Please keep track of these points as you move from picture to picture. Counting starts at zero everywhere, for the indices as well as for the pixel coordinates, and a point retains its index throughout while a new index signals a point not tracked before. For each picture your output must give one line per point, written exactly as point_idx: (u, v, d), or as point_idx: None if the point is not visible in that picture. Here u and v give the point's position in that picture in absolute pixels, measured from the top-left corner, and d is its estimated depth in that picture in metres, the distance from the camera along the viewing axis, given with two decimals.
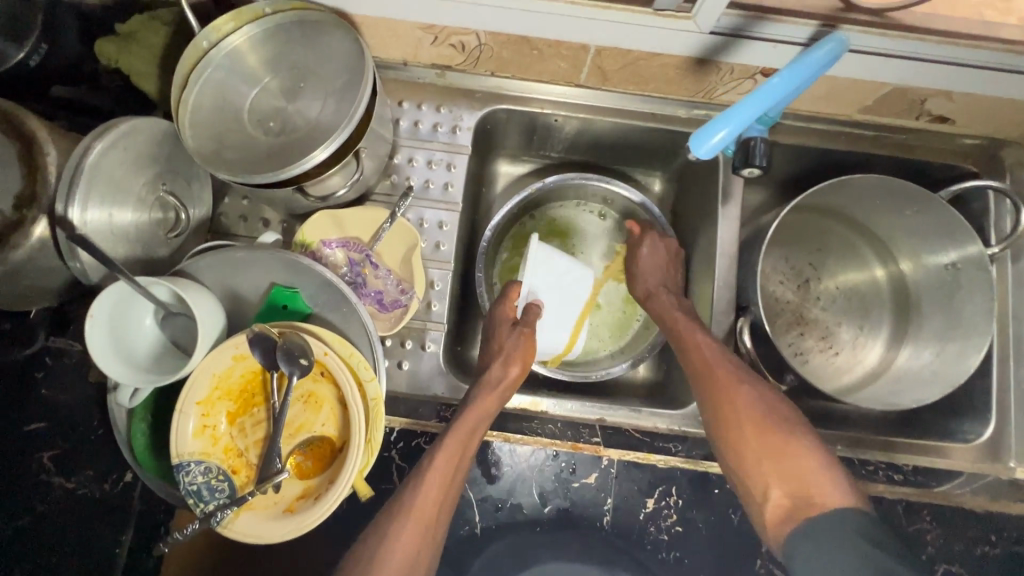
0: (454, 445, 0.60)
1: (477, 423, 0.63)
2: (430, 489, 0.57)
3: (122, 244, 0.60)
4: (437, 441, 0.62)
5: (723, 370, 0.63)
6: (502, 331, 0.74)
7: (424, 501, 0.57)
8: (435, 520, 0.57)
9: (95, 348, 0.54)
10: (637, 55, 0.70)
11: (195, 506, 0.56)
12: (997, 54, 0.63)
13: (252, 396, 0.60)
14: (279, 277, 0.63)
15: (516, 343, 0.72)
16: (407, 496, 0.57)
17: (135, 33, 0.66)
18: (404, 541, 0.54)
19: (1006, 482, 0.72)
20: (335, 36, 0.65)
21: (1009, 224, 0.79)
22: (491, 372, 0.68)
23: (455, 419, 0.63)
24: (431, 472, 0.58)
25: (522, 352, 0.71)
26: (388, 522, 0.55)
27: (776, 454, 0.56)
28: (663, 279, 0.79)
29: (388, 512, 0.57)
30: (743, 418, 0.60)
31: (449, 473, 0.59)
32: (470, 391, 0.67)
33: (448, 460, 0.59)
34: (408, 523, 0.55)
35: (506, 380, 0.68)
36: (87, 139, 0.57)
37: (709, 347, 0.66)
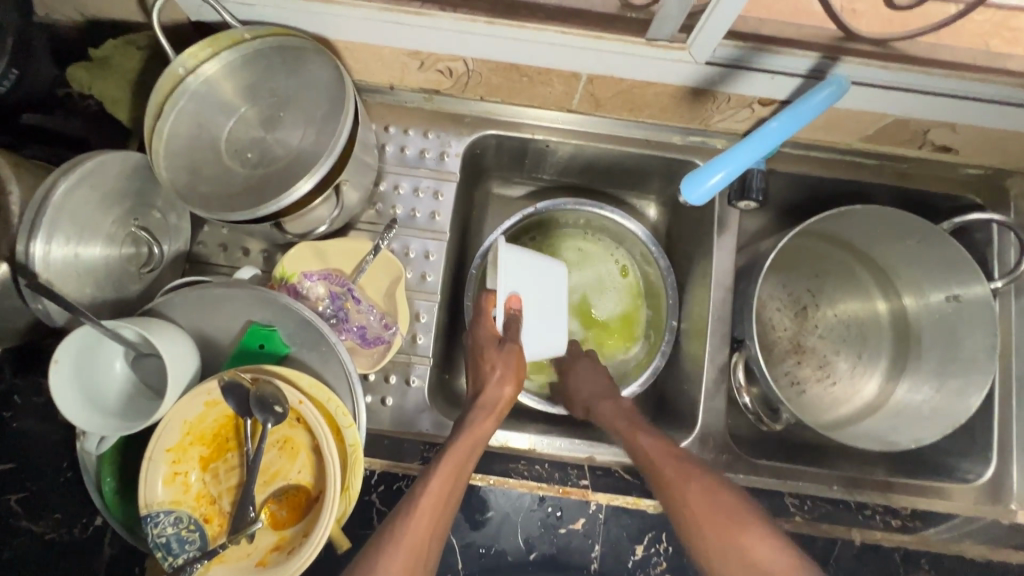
0: (451, 466, 0.57)
1: (472, 446, 0.60)
2: (425, 515, 0.54)
3: (89, 284, 0.58)
4: (431, 463, 0.58)
5: (670, 468, 0.60)
6: (490, 347, 0.69)
7: (417, 528, 0.53)
8: (428, 548, 0.53)
9: (59, 395, 0.51)
10: (630, 83, 0.68)
11: (163, 559, 0.54)
12: (1003, 88, 0.60)
13: (226, 440, 0.57)
14: (257, 314, 0.61)
15: (508, 357, 0.67)
16: (399, 521, 0.53)
17: (109, 58, 0.64)
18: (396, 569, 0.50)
19: (1007, 526, 0.70)
20: (316, 64, 0.62)
21: (1013, 257, 0.77)
22: (487, 394, 0.66)
23: (449, 441, 0.60)
24: (426, 495, 0.55)
25: (516, 372, 0.67)
26: (379, 548, 0.51)
27: (747, 561, 0.52)
28: (594, 380, 0.73)
29: (380, 538, 0.52)
30: (707, 524, 0.55)
31: (444, 498, 0.55)
32: (465, 413, 0.65)
33: (444, 484, 0.56)
34: (402, 549, 0.51)
35: (501, 403, 0.66)
36: (52, 177, 0.55)
37: (653, 446, 0.62)
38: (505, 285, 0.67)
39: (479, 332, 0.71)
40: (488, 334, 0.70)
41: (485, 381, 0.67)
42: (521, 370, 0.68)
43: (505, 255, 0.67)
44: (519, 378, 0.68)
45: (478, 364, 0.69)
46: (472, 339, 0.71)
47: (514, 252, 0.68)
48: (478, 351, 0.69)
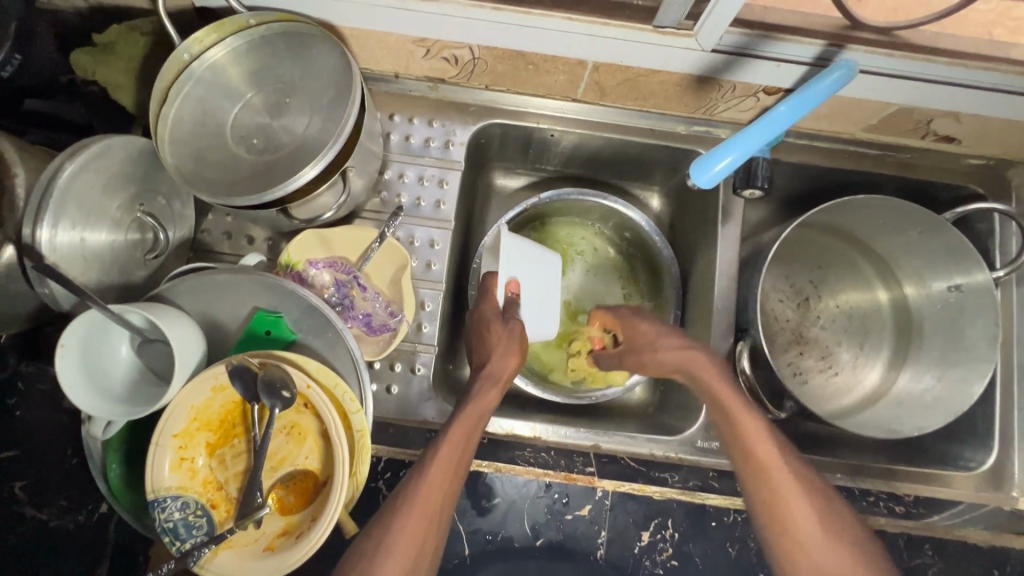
0: (459, 435, 0.58)
1: (480, 415, 0.61)
2: (436, 482, 0.55)
3: (95, 269, 0.57)
4: (439, 432, 0.59)
5: (773, 453, 0.57)
6: (492, 321, 0.68)
7: (428, 495, 0.54)
8: (440, 514, 0.54)
9: (65, 379, 0.51)
10: (636, 72, 0.68)
11: (171, 543, 0.54)
12: (1007, 77, 0.60)
13: (233, 426, 0.57)
14: (262, 301, 0.61)
15: (512, 332, 0.67)
16: (410, 488, 0.55)
17: (112, 43, 0.63)
18: (409, 534, 0.52)
19: (1008, 512, 0.71)
20: (322, 50, 0.62)
21: (1014, 246, 0.77)
22: (493, 364, 0.66)
23: (457, 410, 0.61)
24: (435, 462, 0.56)
25: (518, 343, 0.67)
26: (392, 513, 0.53)
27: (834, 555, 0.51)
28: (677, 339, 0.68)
29: (392, 504, 0.54)
30: (802, 518, 0.53)
31: (453, 466, 0.56)
32: (471, 383, 0.65)
33: (453, 451, 0.57)
34: (414, 514, 0.53)
35: (507, 373, 0.65)
36: (57, 161, 0.55)
37: (772, 455, 0.57)
38: (504, 270, 0.69)
39: (482, 306, 0.69)
40: (490, 307, 0.68)
41: (491, 352, 0.67)
42: (524, 344, 0.68)
43: (506, 239, 0.69)
44: (522, 349, 0.68)
45: (482, 333, 0.68)
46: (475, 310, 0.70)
47: (517, 240, 0.70)
48: (481, 322, 0.69)
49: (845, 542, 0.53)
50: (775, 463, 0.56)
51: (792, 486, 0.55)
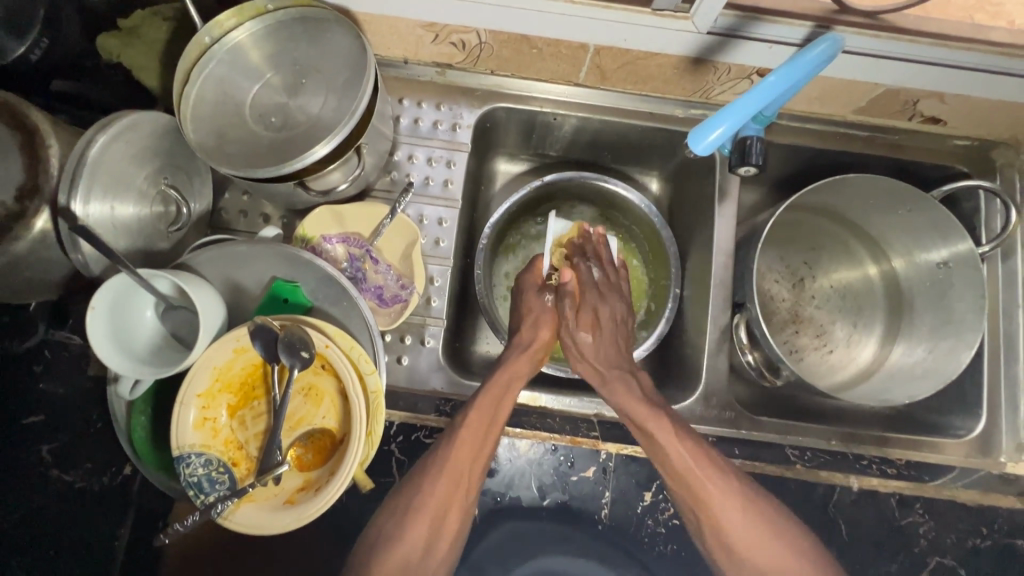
0: (487, 402, 0.63)
1: (510, 381, 0.67)
2: (465, 448, 0.61)
3: (124, 237, 0.62)
4: (469, 401, 0.65)
5: (687, 460, 0.61)
6: (531, 296, 0.77)
7: (457, 461, 0.60)
8: (468, 475, 0.61)
9: (94, 337, 0.54)
10: (635, 54, 0.71)
11: (196, 497, 0.56)
12: (989, 57, 0.63)
13: (253, 389, 0.60)
14: (280, 271, 0.64)
15: (545, 305, 0.76)
16: (442, 452, 0.61)
17: (137, 28, 0.67)
18: (439, 493, 0.59)
19: (997, 476, 0.73)
20: (337, 33, 0.65)
21: (1000, 223, 0.80)
22: (525, 334, 0.74)
23: (489, 377, 0.67)
24: (465, 428, 0.62)
25: (551, 317, 0.75)
26: (425, 473, 0.60)
27: (753, 542, 0.59)
28: (608, 356, 0.72)
29: (425, 465, 0.61)
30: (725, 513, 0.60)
31: (481, 434, 0.62)
32: (506, 351, 0.72)
33: (480, 420, 0.62)
34: (444, 477, 0.59)
35: (538, 342, 0.73)
36: (90, 132, 0.59)
37: (695, 466, 0.61)
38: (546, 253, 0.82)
39: (525, 279, 0.78)
40: (532, 281, 0.78)
41: (531, 325, 0.75)
42: (557, 317, 0.76)
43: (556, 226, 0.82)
44: (554, 322, 0.76)
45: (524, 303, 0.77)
46: (520, 284, 0.79)
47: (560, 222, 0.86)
48: (520, 295, 0.77)
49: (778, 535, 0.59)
50: (706, 475, 0.61)
51: (720, 501, 0.60)
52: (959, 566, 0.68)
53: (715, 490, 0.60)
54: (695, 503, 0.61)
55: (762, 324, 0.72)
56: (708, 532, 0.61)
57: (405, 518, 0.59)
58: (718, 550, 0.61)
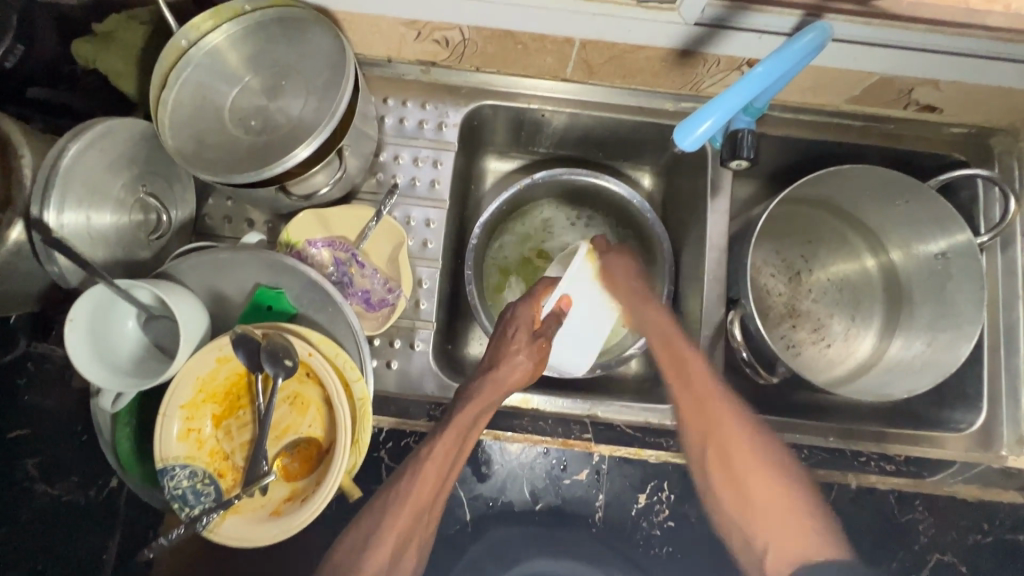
0: (449, 439, 0.58)
1: (473, 421, 0.60)
2: (424, 486, 0.56)
3: (102, 247, 0.62)
4: (431, 436, 0.60)
5: (701, 372, 0.65)
6: (523, 335, 0.66)
7: (414, 499, 0.56)
8: (427, 515, 0.57)
9: (76, 354, 0.53)
10: (622, 48, 0.70)
11: (180, 510, 0.55)
12: (984, 42, 0.62)
13: (238, 398, 0.59)
14: (264, 277, 0.63)
15: (536, 348, 0.66)
16: (401, 488, 0.57)
17: (112, 32, 0.66)
18: (397, 531, 0.55)
19: (999, 470, 0.73)
20: (316, 33, 0.64)
21: (999, 212, 0.79)
22: (498, 372, 0.63)
23: (449, 415, 0.61)
24: (427, 463, 0.57)
25: (528, 364, 0.64)
26: (384, 506, 0.56)
27: (755, 463, 0.61)
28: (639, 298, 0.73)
29: (383, 499, 0.57)
30: (728, 439, 0.62)
31: (441, 473, 0.58)
32: (472, 381, 0.63)
33: (445, 453, 0.58)
34: (400, 520, 0.55)
35: (511, 382, 0.63)
36: (63, 140, 0.59)
37: (707, 384, 0.64)
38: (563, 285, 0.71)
39: (521, 309, 0.68)
40: (525, 321, 0.67)
41: (505, 356, 0.64)
42: (535, 367, 0.65)
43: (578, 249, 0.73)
44: (535, 369, 0.65)
45: (506, 337, 0.66)
46: (508, 319, 0.68)
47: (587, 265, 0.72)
48: (506, 325, 0.67)
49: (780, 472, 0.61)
50: (708, 383, 0.65)
51: (731, 427, 0.62)
52: (960, 563, 0.66)
53: (717, 407, 0.63)
54: (702, 420, 0.63)
55: (757, 320, 0.71)
56: (709, 451, 0.62)
57: (358, 558, 0.54)
58: (718, 479, 0.61)
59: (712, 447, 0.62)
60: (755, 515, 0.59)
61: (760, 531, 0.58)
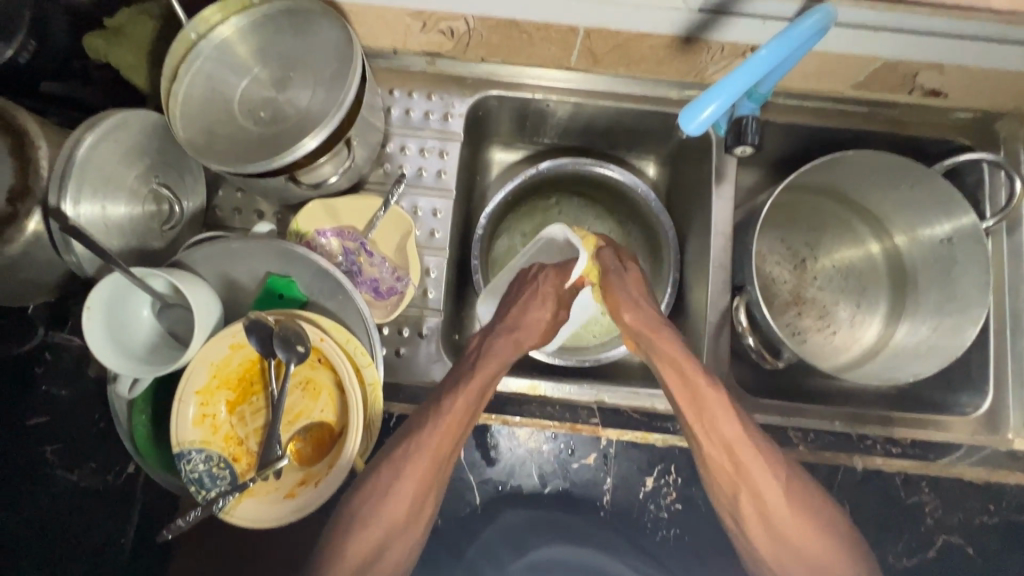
0: (475, 389, 0.59)
1: (497, 376, 0.61)
2: (447, 432, 0.57)
3: (116, 236, 0.63)
4: (454, 384, 0.60)
5: (722, 414, 0.58)
6: (543, 308, 0.67)
7: (439, 444, 0.56)
8: (446, 462, 0.57)
9: (93, 340, 0.54)
10: (626, 36, 0.70)
11: (196, 493, 0.56)
12: (989, 24, 0.61)
13: (251, 384, 0.60)
14: (275, 266, 0.64)
15: (553, 319, 0.68)
16: (423, 433, 0.56)
17: (123, 27, 0.67)
18: (420, 474, 0.55)
19: (1005, 453, 0.73)
20: (323, 25, 0.65)
21: (1004, 196, 0.79)
22: (521, 333, 0.65)
23: (473, 366, 0.61)
24: (450, 414, 0.57)
25: (546, 328, 0.67)
26: (405, 454, 0.55)
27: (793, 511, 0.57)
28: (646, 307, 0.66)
29: (399, 448, 0.56)
30: (762, 488, 0.57)
31: (464, 419, 0.58)
32: (491, 333, 0.65)
33: (469, 401, 0.59)
34: (426, 456, 0.55)
35: (528, 346, 0.66)
36: (78, 131, 0.60)
37: (735, 433, 0.58)
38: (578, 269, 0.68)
39: (547, 275, 0.68)
40: (552, 290, 0.68)
41: (529, 314, 0.66)
42: (550, 327, 0.68)
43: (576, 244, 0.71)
44: (551, 333, 0.68)
45: (532, 297, 0.67)
46: (535, 282, 0.68)
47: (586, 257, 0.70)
48: (531, 286, 0.68)
49: (813, 515, 0.57)
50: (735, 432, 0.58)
51: (764, 470, 0.57)
52: (966, 544, 0.67)
53: (750, 459, 0.57)
54: (732, 469, 0.58)
55: (763, 307, 0.71)
56: (741, 496, 0.58)
57: (380, 498, 0.54)
58: (751, 521, 0.58)
59: (741, 483, 0.58)
60: (793, 559, 0.56)
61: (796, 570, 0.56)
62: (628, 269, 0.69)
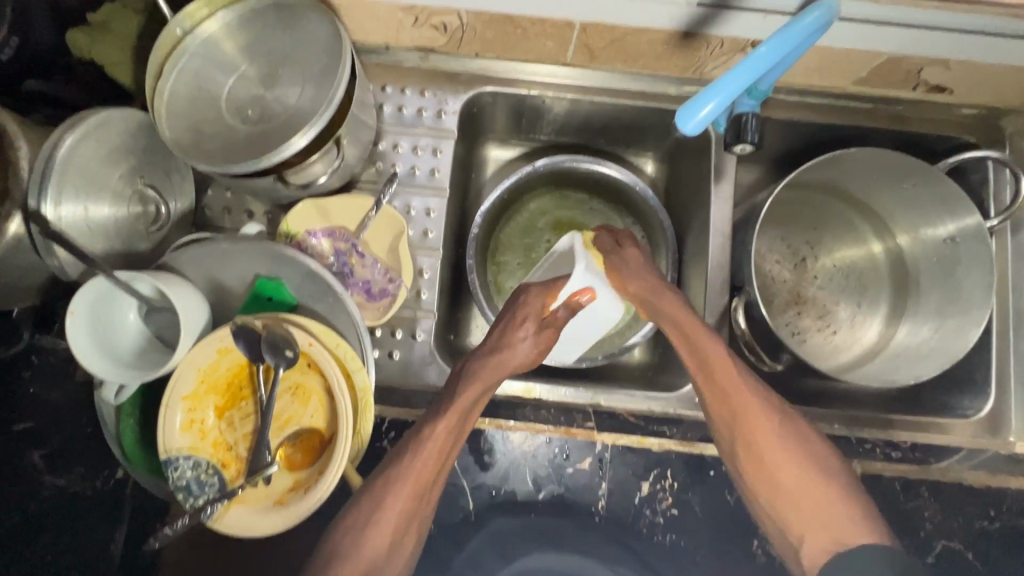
0: (452, 416, 0.58)
1: (477, 398, 0.60)
2: (425, 464, 0.55)
3: (101, 239, 0.62)
4: (431, 414, 0.59)
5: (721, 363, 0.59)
6: (523, 327, 0.64)
7: (417, 476, 0.55)
8: (427, 493, 0.55)
9: (78, 345, 0.53)
10: (623, 31, 0.68)
11: (184, 500, 0.56)
12: (996, 18, 0.60)
13: (240, 389, 0.59)
14: (264, 268, 0.63)
15: (540, 342, 0.64)
16: (401, 466, 0.55)
17: (107, 22, 0.65)
18: (399, 509, 0.53)
19: (1006, 456, 0.72)
20: (312, 20, 0.63)
21: (1009, 194, 0.77)
22: (502, 353, 0.63)
23: (450, 393, 0.60)
24: (428, 443, 0.56)
25: (528, 354, 0.64)
26: (383, 488, 0.54)
27: (796, 461, 0.56)
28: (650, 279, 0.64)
29: (378, 480, 0.55)
30: (763, 439, 0.57)
31: (442, 448, 0.57)
32: (470, 357, 0.63)
33: (448, 431, 0.57)
34: (404, 491, 0.54)
35: (513, 364, 0.63)
36: (59, 131, 0.59)
37: (736, 381, 0.59)
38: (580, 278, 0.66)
39: (531, 297, 0.65)
40: (534, 311, 0.65)
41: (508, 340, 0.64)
42: (534, 355, 0.64)
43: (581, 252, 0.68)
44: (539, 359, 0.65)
45: (511, 322, 0.65)
46: (517, 304, 0.66)
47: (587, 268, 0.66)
48: (513, 309, 0.66)
49: (813, 462, 0.57)
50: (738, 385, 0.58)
51: (765, 419, 0.58)
52: (966, 550, 0.66)
53: (750, 407, 0.58)
54: (733, 418, 0.59)
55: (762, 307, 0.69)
56: (741, 447, 0.58)
57: (360, 533, 0.52)
58: (752, 474, 0.58)
59: (738, 438, 0.58)
60: (796, 512, 0.54)
61: (796, 522, 0.54)
62: (626, 250, 0.67)
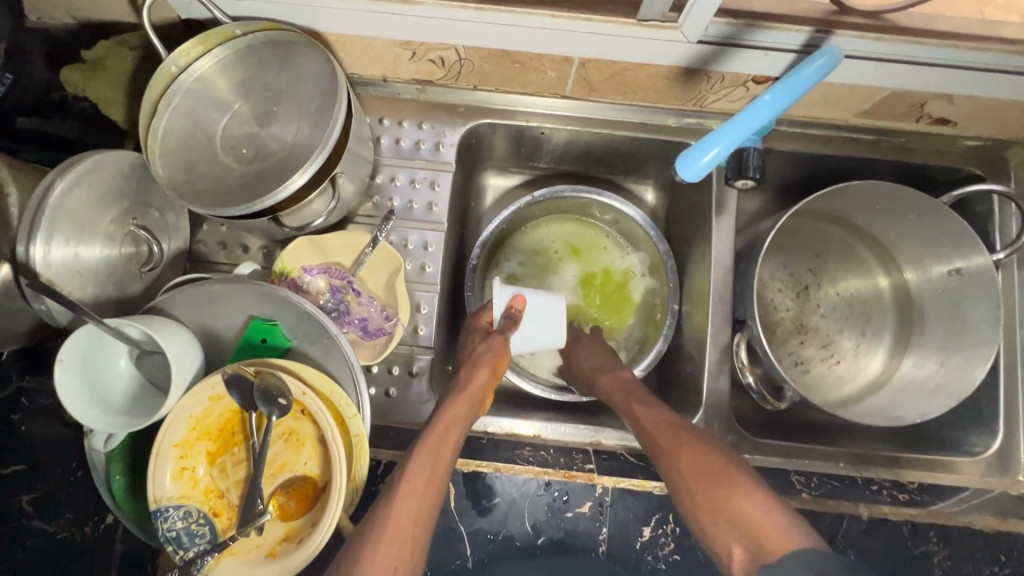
0: (427, 453, 0.56)
1: (450, 430, 0.59)
2: (405, 507, 0.52)
3: (91, 283, 0.61)
4: (405, 458, 0.57)
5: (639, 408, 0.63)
6: (476, 338, 0.71)
7: (398, 522, 0.51)
8: (411, 541, 0.51)
9: (67, 395, 0.52)
10: (624, 65, 0.67)
11: (174, 552, 0.54)
12: (1001, 56, 0.59)
13: (232, 434, 0.57)
14: (256, 309, 0.62)
15: (491, 346, 0.67)
16: (381, 517, 0.51)
17: (100, 59, 0.65)
18: (381, 562, 0.48)
19: (1015, 497, 0.71)
20: (308, 57, 0.62)
21: (1014, 227, 0.76)
22: (463, 377, 0.65)
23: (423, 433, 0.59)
24: (405, 482, 0.54)
25: (489, 354, 0.67)
26: (364, 541, 0.50)
27: (715, 472, 0.53)
28: (598, 359, 0.74)
29: (364, 529, 0.51)
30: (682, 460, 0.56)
31: (421, 490, 0.54)
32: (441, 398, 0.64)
33: (429, 471, 0.55)
34: (386, 539, 0.49)
35: (477, 385, 0.64)
36: (50, 177, 0.58)
37: (657, 419, 0.61)
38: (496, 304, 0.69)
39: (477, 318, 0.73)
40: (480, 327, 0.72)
41: (470, 366, 0.66)
42: (498, 359, 0.67)
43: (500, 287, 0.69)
44: (496, 367, 0.67)
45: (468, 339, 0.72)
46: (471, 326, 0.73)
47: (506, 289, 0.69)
48: (467, 338, 0.72)
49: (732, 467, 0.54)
50: (658, 419, 0.61)
51: (686, 438, 0.58)
52: None
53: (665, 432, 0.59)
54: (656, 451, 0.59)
55: (764, 342, 0.68)
56: (671, 473, 0.57)
57: None
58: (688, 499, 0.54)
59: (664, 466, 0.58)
60: (728, 526, 0.50)
61: (724, 537, 0.50)
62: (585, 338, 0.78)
